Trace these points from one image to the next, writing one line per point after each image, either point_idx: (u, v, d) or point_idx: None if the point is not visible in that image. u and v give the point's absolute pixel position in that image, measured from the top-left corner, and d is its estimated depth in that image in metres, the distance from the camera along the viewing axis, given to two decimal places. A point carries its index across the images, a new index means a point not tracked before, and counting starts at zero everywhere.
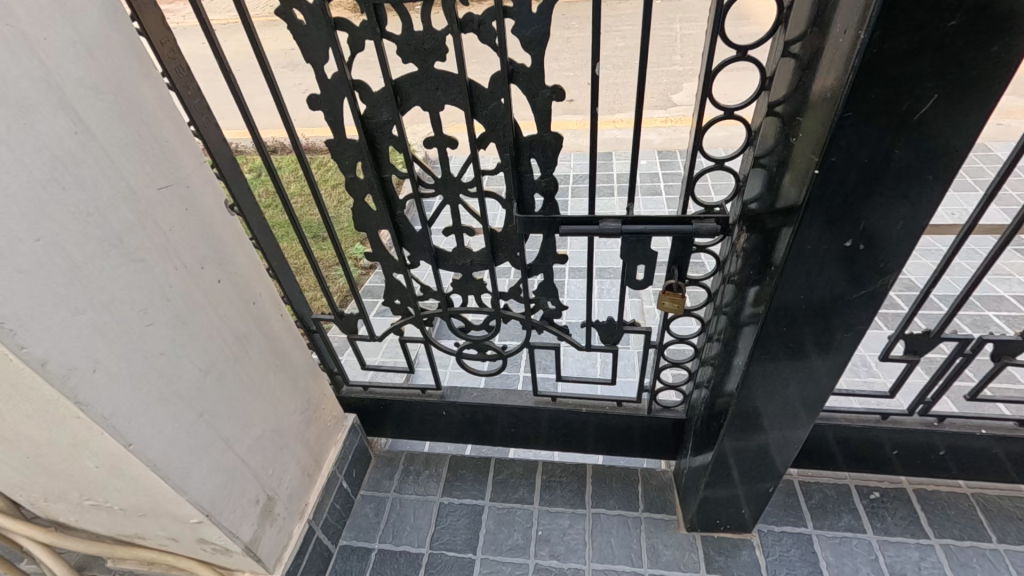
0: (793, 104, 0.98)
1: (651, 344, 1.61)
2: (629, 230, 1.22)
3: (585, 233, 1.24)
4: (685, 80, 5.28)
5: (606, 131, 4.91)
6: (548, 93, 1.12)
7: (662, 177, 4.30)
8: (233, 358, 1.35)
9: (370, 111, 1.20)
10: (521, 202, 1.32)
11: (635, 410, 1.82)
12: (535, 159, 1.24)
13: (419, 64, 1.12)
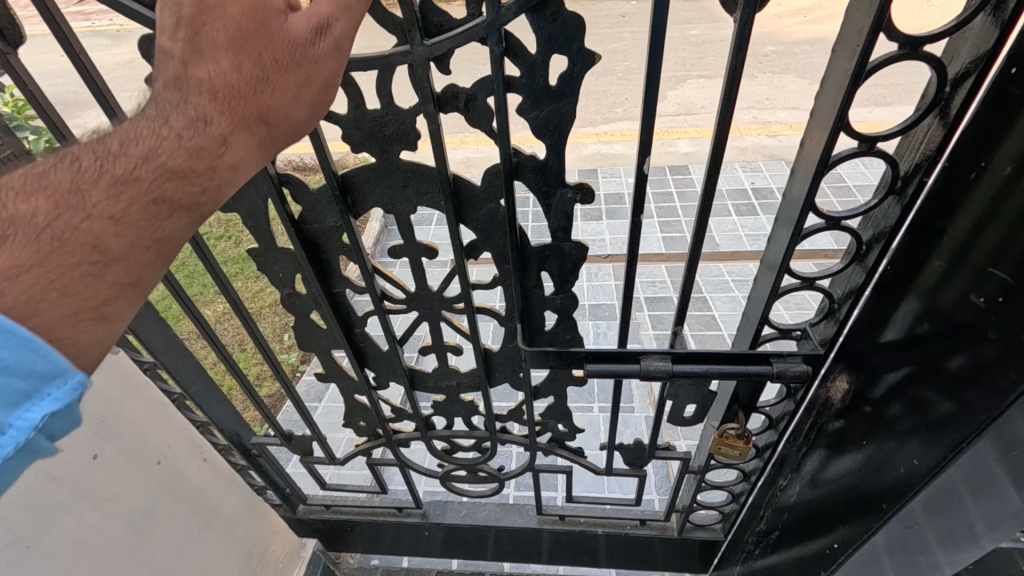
0: (958, 225, 0.64)
1: (690, 470, 1.28)
2: (679, 371, 0.90)
3: (619, 374, 0.92)
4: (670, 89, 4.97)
5: (589, 146, 4.55)
6: (571, 191, 0.77)
7: (652, 196, 3.98)
8: (126, 555, 0.96)
9: (308, 213, 0.83)
10: (528, 323, 0.96)
11: (665, 532, 1.49)
12: (548, 273, 0.89)
13: (377, 154, 0.75)
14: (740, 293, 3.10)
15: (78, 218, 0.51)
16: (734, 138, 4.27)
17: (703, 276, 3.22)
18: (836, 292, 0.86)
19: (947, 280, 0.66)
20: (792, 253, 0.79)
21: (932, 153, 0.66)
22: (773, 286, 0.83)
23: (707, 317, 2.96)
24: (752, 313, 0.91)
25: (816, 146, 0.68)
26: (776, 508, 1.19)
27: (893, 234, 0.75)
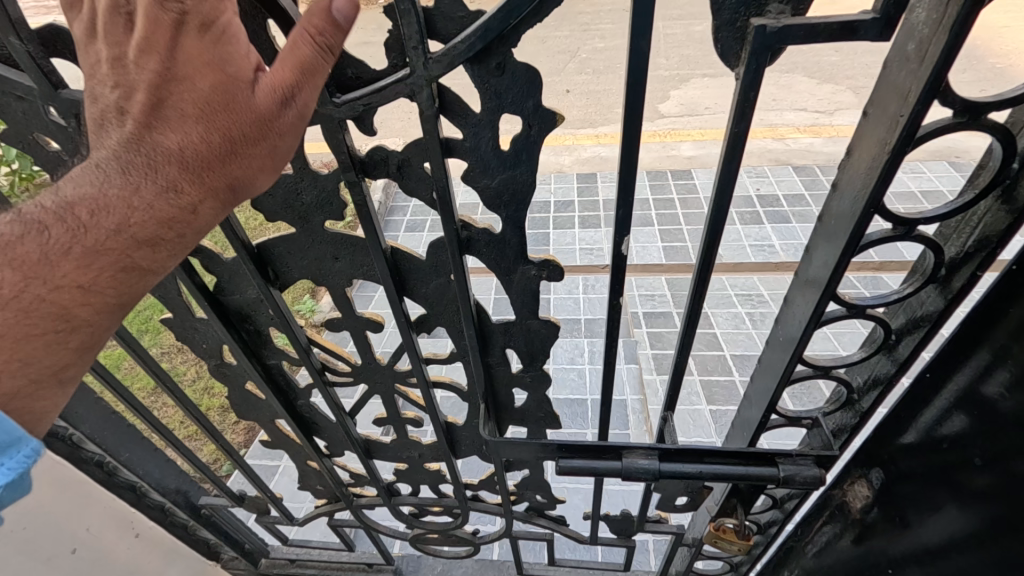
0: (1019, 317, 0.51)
1: (686, 545, 1.13)
2: (667, 472, 0.77)
3: (599, 472, 0.79)
4: (673, 88, 4.79)
5: (588, 148, 4.36)
6: (532, 267, 0.65)
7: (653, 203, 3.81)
8: None
9: (225, 284, 0.71)
10: (494, 400, 0.85)
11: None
12: (515, 351, 0.76)
13: (299, 222, 0.62)
14: (741, 307, 2.84)
15: (45, 287, 0.50)
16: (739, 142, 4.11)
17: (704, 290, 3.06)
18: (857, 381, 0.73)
19: (995, 368, 0.54)
20: (807, 343, 0.65)
21: (988, 240, 0.53)
22: (780, 377, 0.70)
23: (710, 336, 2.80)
24: (757, 396, 0.78)
25: (838, 227, 0.55)
26: None
27: (931, 328, 0.61)
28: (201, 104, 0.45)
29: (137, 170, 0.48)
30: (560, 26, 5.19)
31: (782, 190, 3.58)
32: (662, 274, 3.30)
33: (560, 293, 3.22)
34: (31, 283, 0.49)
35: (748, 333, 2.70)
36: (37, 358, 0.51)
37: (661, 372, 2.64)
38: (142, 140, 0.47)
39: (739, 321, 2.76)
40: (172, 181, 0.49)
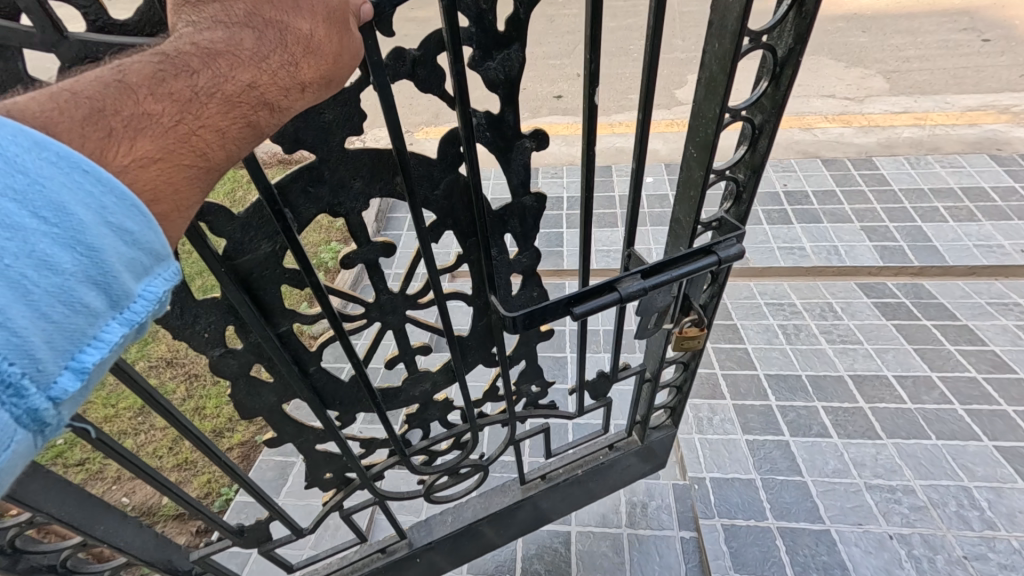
0: (782, 76, 1.25)
1: (646, 380, 1.92)
2: (644, 285, 1.39)
3: (605, 303, 1.37)
4: (676, 89, 5.75)
5: (604, 139, 5.15)
6: (526, 139, 1.13)
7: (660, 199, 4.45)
8: None
9: (243, 252, 1.09)
10: (493, 281, 1.36)
11: (632, 444, 2.17)
12: (511, 228, 1.29)
13: (319, 159, 1.02)
14: (773, 320, 3.32)
15: (196, 122, 0.67)
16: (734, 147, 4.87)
17: (731, 297, 3.56)
18: (733, 172, 1.47)
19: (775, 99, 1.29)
20: (717, 144, 1.29)
21: (795, 41, 1.19)
22: (708, 168, 1.34)
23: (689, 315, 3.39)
24: (690, 204, 1.46)
25: (722, 61, 1.17)
26: (678, 393, 2.05)
27: (776, 109, 1.29)
28: (326, 15, 0.78)
29: (271, 46, 0.73)
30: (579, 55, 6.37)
31: (811, 186, 4.40)
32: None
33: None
34: (175, 115, 0.65)
35: (781, 349, 3.11)
36: (177, 179, 0.65)
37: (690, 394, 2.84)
38: (276, 29, 0.74)
39: (771, 336, 3.20)
40: (295, 56, 0.75)
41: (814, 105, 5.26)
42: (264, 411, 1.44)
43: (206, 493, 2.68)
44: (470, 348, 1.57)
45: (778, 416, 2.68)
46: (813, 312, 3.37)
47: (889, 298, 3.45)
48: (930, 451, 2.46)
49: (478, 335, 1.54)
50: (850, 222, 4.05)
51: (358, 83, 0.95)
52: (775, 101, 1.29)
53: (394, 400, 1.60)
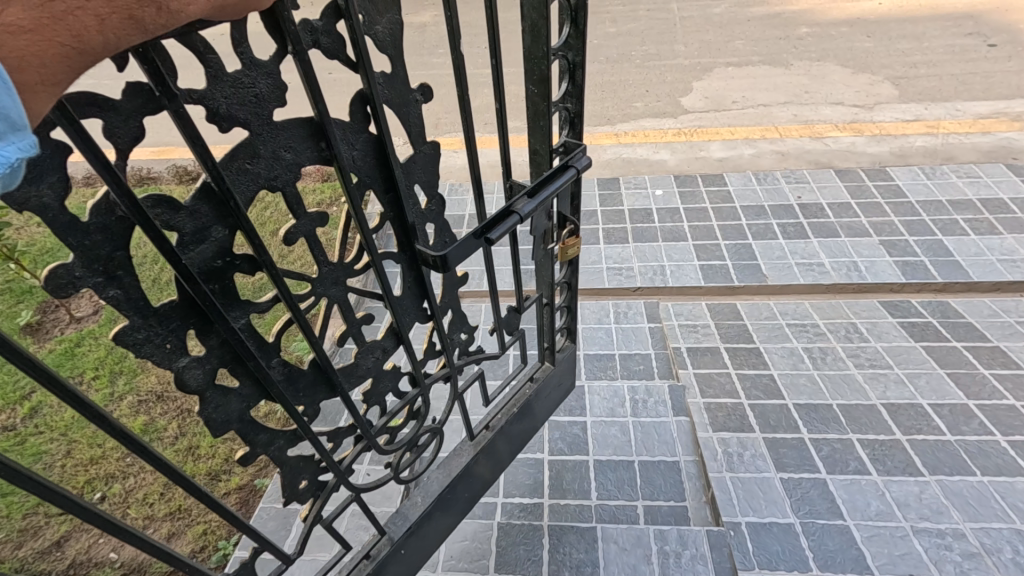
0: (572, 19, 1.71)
1: (544, 302, 2.28)
2: (533, 200, 1.73)
3: (510, 224, 1.65)
4: (681, 96, 5.64)
5: (609, 149, 5.02)
6: (414, 93, 1.36)
7: (673, 211, 4.32)
8: None
9: (193, 245, 1.07)
10: (413, 233, 1.53)
11: (549, 370, 2.45)
12: (418, 179, 1.48)
13: (258, 136, 1.10)
14: (797, 343, 3.18)
15: (75, 2, 0.67)
16: (742, 155, 4.78)
17: (751, 317, 3.42)
18: (563, 104, 1.90)
19: (573, 34, 1.75)
20: (551, 78, 1.70)
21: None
22: (549, 99, 1.75)
23: (710, 341, 3.26)
24: (541, 133, 1.86)
25: (535, 9, 1.59)
26: (569, 310, 2.46)
27: (580, 48, 1.77)
28: None
29: None
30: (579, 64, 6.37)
31: (825, 198, 4.28)
32: (701, 298, 3.68)
33: (589, 322, 3.51)
34: None
35: (808, 375, 2.97)
36: (47, 54, 0.66)
37: (715, 428, 2.70)
38: None
39: (797, 361, 3.06)
40: None
41: (823, 113, 5.15)
42: (233, 424, 1.35)
43: (202, 547, 2.48)
44: (406, 309, 1.66)
45: (812, 451, 2.53)
46: (837, 333, 3.23)
47: (915, 317, 3.32)
48: (978, 490, 2.34)
49: (408, 293, 1.65)
50: (868, 237, 3.93)
51: (276, 55, 1.05)
52: (571, 37, 1.76)
53: (353, 378, 1.60)
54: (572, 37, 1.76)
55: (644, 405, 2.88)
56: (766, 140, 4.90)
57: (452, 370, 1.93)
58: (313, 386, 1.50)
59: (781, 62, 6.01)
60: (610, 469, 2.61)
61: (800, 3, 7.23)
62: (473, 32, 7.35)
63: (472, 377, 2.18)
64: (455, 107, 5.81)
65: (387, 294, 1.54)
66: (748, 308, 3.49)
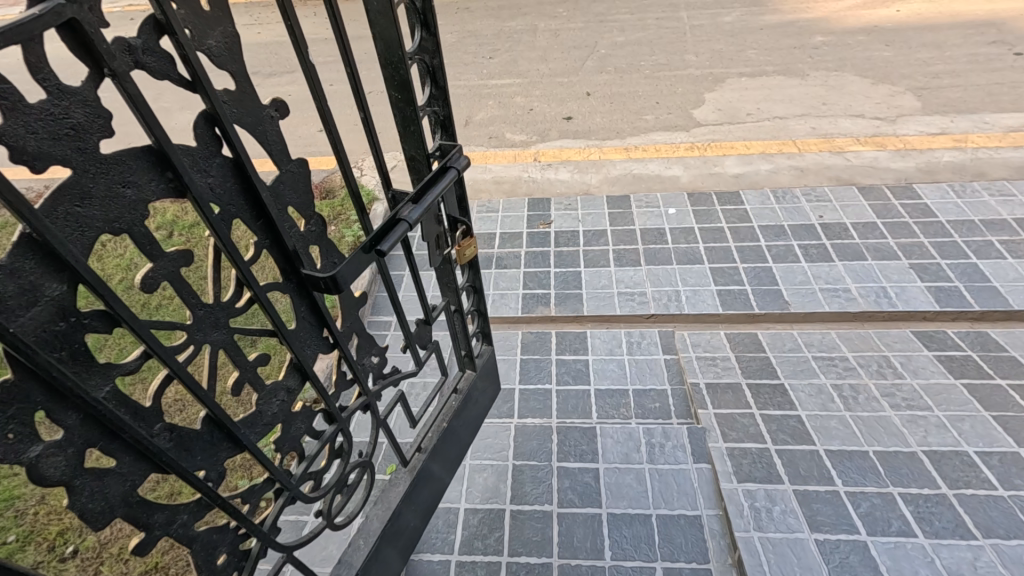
0: (418, 20, 1.56)
1: (451, 308, 2.13)
2: (419, 204, 1.54)
3: (402, 232, 1.47)
4: (692, 107, 5.43)
5: (617, 164, 4.82)
6: (268, 108, 1.15)
7: (689, 232, 4.09)
8: None
9: (23, 311, 0.84)
10: (298, 258, 1.30)
11: (472, 378, 2.37)
12: (293, 198, 1.25)
13: (87, 172, 0.88)
14: (825, 379, 2.94)
15: None
16: (757, 171, 4.56)
17: (774, 350, 3.18)
18: (431, 107, 1.74)
19: (425, 36, 1.60)
20: (413, 81, 1.55)
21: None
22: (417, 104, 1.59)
23: (733, 377, 3.02)
24: (414, 138, 1.69)
25: (381, 9, 1.42)
26: (479, 313, 2.33)
27: (436, 49, 1.63)
28: None
29: None
30: (587, 75, 6.18)
31: (849, 218, 4.04)
32: (719, 326, 3.45)
33: (600, 354, 3.30)
34: None
35: (839, 417, 2.73)
36: None
37: (741, 478, 2.47)
38: None
39: (826, 400, 2.82)
40: None
41: (842, 126, 4.92)
42: (117, 511, 1.06)
43: None
44: (307, 341, 1.42)
45: (850, 508, 2.31)
46: (867, 368, 2.99)
47: (952, 350, 3.08)
48: None
49: (304, 323, 1.40)
50: (896, 259, 3.69)
51: (92, 79, 0.85)
52: (423, 37, 1.60)
53: (260, 427, 1.34)
54: (426, 38, 1.60)
55: (663, 449, 2.65)
56: (784, 156, 4.67)
57: (373, 397, 1.71)
58: (207, 451, 1.22)
59: (797, 72, 5.79)
60: (624, 524, 2.40)
61: (814, 10, 7.02)
62: (478, 42, 7.20)
63: (392, 400, 2.00)
64: (459, 120, 5.62)
65: (280, 328, 1.30)
66: (769, 338, 3.26)
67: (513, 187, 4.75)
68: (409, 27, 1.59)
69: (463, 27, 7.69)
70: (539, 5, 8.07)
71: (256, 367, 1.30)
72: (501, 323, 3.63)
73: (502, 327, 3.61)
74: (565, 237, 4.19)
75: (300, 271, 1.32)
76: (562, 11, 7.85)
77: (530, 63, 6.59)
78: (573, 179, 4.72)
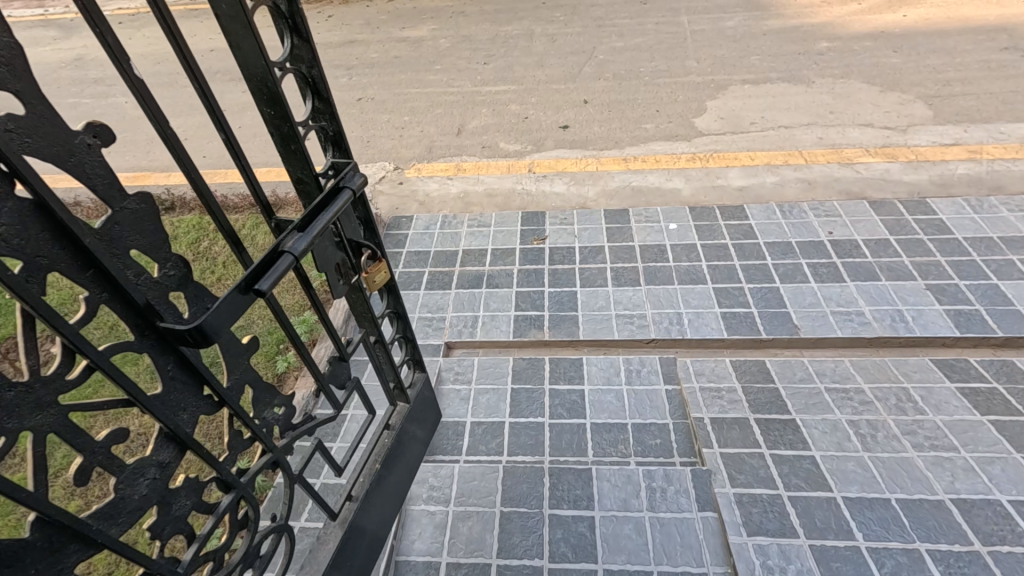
0: (286, 25, 1.38)
1: (375, 339, 1.93)
2: (307, 233, 1.38)
3: (283, 267, 1.27)
4: (693, 116, 5.23)
5: (616, 176, 4.61)
6: (83, 134, 0.93)
7: (690, 248, 3.88)
8: None
9: None
10: (151, 310, 1.07)
11: (404, 411, 2.18)
12: (132, 239, 1.03)
13: None
14: (840, 415, 2.72)
15: None
16: (761, 183, 4.36)
17: (783, 380, 2.95)
18: (316, 123, 1.55)
19: (299, 43, 1.42)
20: (284, 95, 1.36)
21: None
22: (293, 118, 1.40)
23: (739, 411, 2.80)
24: (298, 159, 1.50)
25: (234, 13, 1.23)
26: (405, 341, 2.15)
27: (313, 58, 1.45)
28: None
29: None
30: (585, 82, 5.98)
31: (860, 234, 3.82)
32: (724, 352, 3.24)
33: (597, 384, 3.07)
34: None
35: (857, 458, 2.50)
36: None
37: (751, 530, 2.25)
38: None
39: (842, 439, 2.60)
40: None
41: (851, 136, 4.72)
42: None
43: None
44: (182, 405, 1.18)
45: (873, 566, 2.11)
46: (885, 403, 2.77)
47: (976, 382, 2.85)
48: None
49: (176, 384, 1.16)
50: (912, 280, 3.47)
51: None
52: (296, 45, 1.42)
53: (123, 516, 1.10)
54: (299, 46, 1.42)
55: (663, 495, 2.42)
56: (790, 168, 4.47)
57: (279, 454, 1.48)
58: (44, 562, 0.97)
59: (802, 79, 5.59)
60: None
61: (818, 15, 6.83)
62: (472, 47, 7.00)
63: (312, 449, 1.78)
64: (451, 129, 5.41)
65: (138, 397, 1.06)
66: (778, 367, 3.03)
67: (506, 199, 4.53)
68: (277, 34, 1.40)
69: (458, 31, 7.49)
70: (536, 10, 7.88)
71: (109, 447, 1.05)
72: (492, 348, 3.42)
73: (493, 352, 3.40)
74: (560, 253, 3.96)
75: (158, 325, 1.09)
76: (560, 15, 7.66)
77: (526, 69, 6.39)
78: (568, 191, 4.51)
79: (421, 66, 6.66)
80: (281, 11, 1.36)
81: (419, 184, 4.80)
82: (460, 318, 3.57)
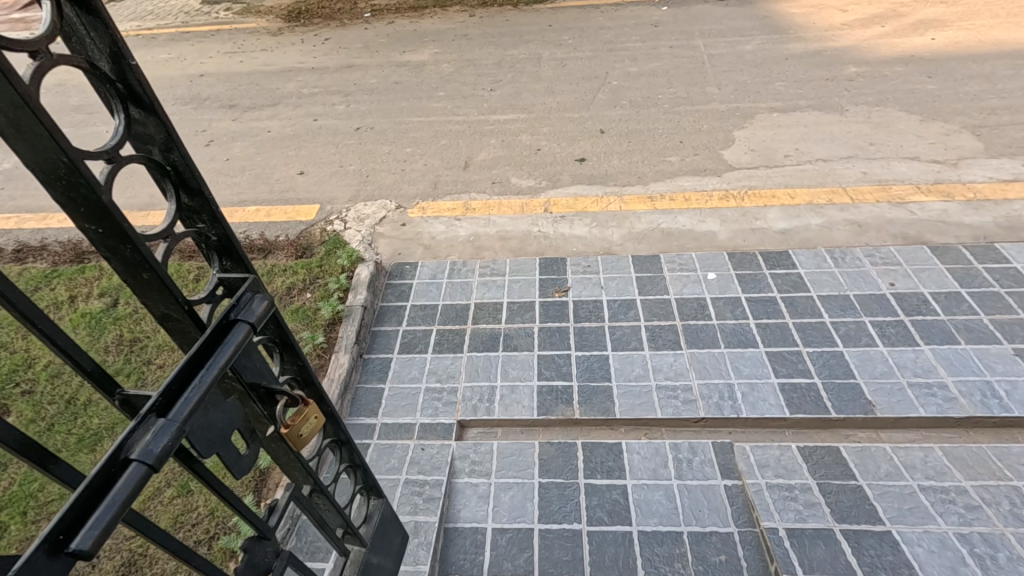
0: (114, 94, 1.03)
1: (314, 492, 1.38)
2: (172, 424, 1.01)
3: (122, 498, 0.91)
4: (719, 148, 4.82)
5: (643, 216, 4.17)
6: None
7: (732, 302, 3.42)
8: None
9: None
10: None
11: (360, 559, 1.65)
12: None
13: None
14: (945, 526, 2.24)
15: None
16: (803, 225, 3.92)
17: (866, 477, 2.44)
18: (191, 228, 1.23)
19: (143, 117, 1.08)
20: (110, 205, 1.03)
21: (112, 47, 1.00)
22: (132, 233, 1.06)
23: (823, 521, 2.30)
24: (154, 292, 1.17)
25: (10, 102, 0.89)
26: (357, 471, 1.60)
27: (167, 138, 1.12)
28: None
29: None
30: (599, 109, 5.58)
31: (927, 286, 3.37)
32: (787, 435, 2.76)
33: (641, 478, 2.57)
34: None
35: None
36: None
37: None
38: None
39: (955, 562, 2.14)
40: None
41: (897, 171, 4.30)
42: None
43: None
44: None
45: None
46: (997, 508, 2.29)
47: None
48: None
49: None
50: (997, 343, 3.01)
51: None
52: (135, 121, 1.08)
53: None
54: (138, 124, 1.09)
55: None
56: (835, 208, 4.03)
57: None
58: None
59: (833, 106, 5.20)
60: None
61: (841, 38, 6.47)
62: (476, 72, 6.60)
63: None
64: (458, 163, 4.98)
65: None
66: (856, 457, 2.53)
67: (521, 243, 4.07)
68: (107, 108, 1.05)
69: (460, 55, 7.12)
70: (541, 33, 7.51)
71: None
72: (513, 428, 2.92)
73: (514, 433, 2.91)
74: (587, 308, 3.49)
75: None
76: (567, 38, 7.29)
77: (535, 95, 5.99)
78: (590, 234, 4.06)
79: (422, 93, 6.26)
80: (106, 78, 1.02)
81: (423, 225, 4.35)
82: (475, 390, 3.06)
